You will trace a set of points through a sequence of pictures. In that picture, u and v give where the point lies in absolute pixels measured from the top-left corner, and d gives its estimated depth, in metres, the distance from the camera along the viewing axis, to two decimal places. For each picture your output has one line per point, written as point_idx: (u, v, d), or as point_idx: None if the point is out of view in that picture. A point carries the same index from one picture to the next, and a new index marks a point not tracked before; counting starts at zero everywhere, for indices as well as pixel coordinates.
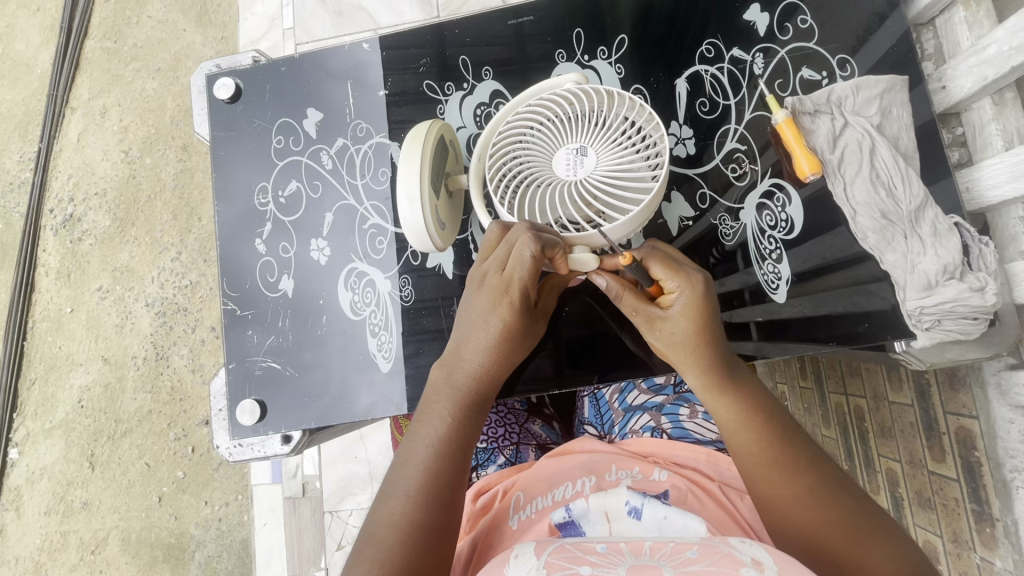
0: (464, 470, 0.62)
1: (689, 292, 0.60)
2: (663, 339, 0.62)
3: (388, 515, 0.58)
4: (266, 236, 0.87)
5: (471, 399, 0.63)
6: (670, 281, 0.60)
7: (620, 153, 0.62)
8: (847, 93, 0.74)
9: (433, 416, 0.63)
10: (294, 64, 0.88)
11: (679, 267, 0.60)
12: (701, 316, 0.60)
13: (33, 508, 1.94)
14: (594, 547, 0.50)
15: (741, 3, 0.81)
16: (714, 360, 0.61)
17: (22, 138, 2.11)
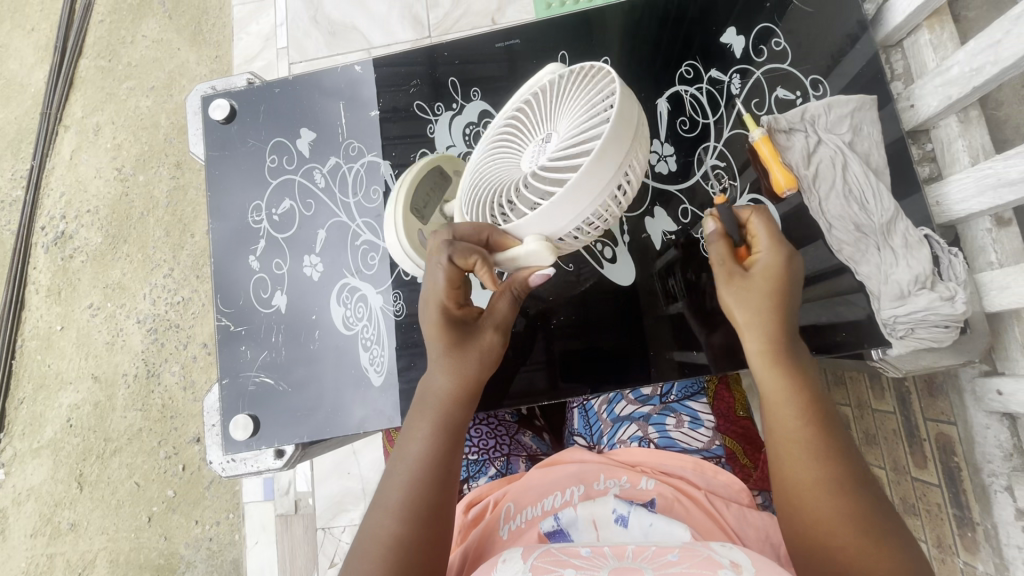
0: (450, 485, 0.63)
1: (777, 257, 0.62)
2: (734, 293, 0.64)
3: (377, 535, 0.59)
4: (260, 252, 0.88)
5: (448, 420, 0.65)
6: (764, 239, 0.63)
7: (575, 128, 0.55)
8: (820, 111, 0.78)
9: (413, 437, 0.65)
10: (288, 85, 0.91)
11: (781, 238, 0.63)
12: (778, 281, 0.62)
13: (19, 530, 1.91)
14: (578, 551, 0.54)
15: (718, 27, 0.85)
16: (779, 330, 0.62)
17: (15, 156, 2.12)
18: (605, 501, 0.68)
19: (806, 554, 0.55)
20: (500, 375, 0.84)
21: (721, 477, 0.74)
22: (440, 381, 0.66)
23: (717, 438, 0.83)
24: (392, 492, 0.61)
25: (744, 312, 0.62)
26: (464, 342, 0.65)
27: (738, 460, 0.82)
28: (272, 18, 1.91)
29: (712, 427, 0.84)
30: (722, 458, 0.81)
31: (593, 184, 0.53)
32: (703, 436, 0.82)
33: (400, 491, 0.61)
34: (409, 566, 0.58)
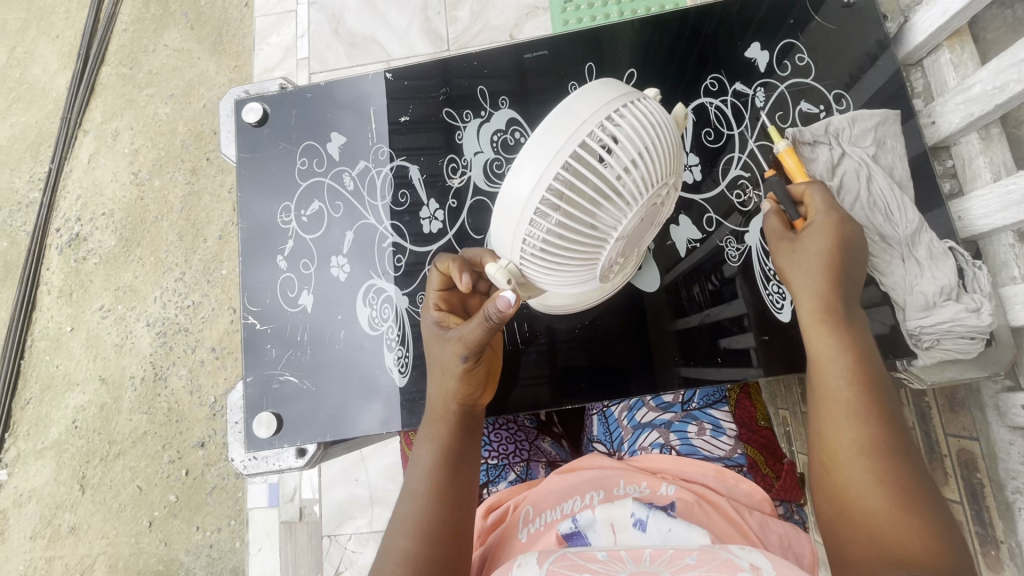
0: (463, 482, 0.65)
1: (831, 222, 0.66)
2: (792, 255, 0.67)
3: (395, 548, 0.60)
4: (287, 253, 0.89)
5: (461, 423, 0.67)
6: (818, 206, 0.67)
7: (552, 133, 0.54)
8: (844, 125, 0.79)
9: (424, 444, 0.66)
10: (319, 90, 0.93)
11: (838, 209, 0.66)
12: (833, 248, 0.65)
13: (19, 532, 1.90)
14: (595, 555, 0.54)
15: (743, 41, 0.87)
16: (834, 293, 0.64)
17: (34, 158, 2.15)
18: (623, 505, 0.67)
19: (838, 509, 0.58)
20: (505, 389, 0.85)
21: (743, 485, 0.74)
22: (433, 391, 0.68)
23: (738, 447, 0.83)
24: (404, 509, 0.63)
25: (798, 271, 0.66)
26: (439, 352, 0.67)
27: (759, 469, 0.82)
28: (292, 30, 1.95)
29: (734, 436, 0.84)
30: (743, 467, 0.81)
31: (532, 165, 0.51)
32: (725, 444, 0.82)
33: (412, 506, 0.63)
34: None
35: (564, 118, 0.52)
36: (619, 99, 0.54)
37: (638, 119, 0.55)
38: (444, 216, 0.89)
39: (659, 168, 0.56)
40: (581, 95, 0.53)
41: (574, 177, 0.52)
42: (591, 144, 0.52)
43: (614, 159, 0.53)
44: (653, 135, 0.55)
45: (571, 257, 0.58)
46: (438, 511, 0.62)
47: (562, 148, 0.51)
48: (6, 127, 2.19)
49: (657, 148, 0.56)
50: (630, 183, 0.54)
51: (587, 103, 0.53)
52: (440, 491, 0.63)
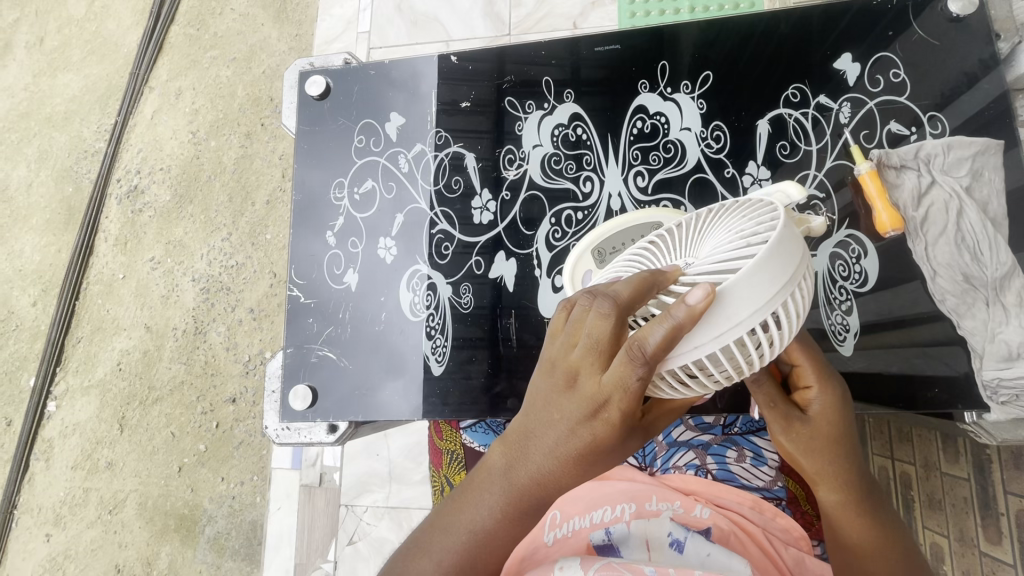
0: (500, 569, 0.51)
1: (830, 390, 0.52)
2: (797, 445, 0.52)
3: None
4: (337, 229, 0.90)
5: (532, 507, 0.49)
6: (813, 377, 0.52)
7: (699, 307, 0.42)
8: (937, 151, 0.74)
9: (478, 508, 0.49)
10: (383, 69, 0.92)
11: (828, 369, 0.52)
12: (838, 424, 0.52)
13: (61, 461, 2.02)
14: (642, 569, 0.58)
15: (833, 51, 0.81)
16: (851, 479, 0.53)
17: (102, 110, 2.24)
18: (661, 523, 0.69)
19: None
20: None
21: (779, 520, 0.73)
22: (538, 460, 0.47)
23: (779, 479, 0.80)
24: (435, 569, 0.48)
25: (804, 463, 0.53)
26: (560, 418, 0.46)
27: (798, 506, 0.78)
28: (356, 3, 1.95)
29: (775, 467, 0.80)
30: (782, 501, 0.79)
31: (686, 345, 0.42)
32: (764, 475, 0.80)
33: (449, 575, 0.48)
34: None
35: (733, 301, 0.40)
36: (797, 270, 0.42)
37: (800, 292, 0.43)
38: (496, 208, 0.87)
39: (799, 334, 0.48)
40: (768, 265, 0.40)
41: (723, 361, 0.43)
42: (758, 334, 0.42)
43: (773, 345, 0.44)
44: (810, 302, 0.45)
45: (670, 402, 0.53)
46: None
47: (724, 340, 0.41)
48: (80, 78, 2.28)
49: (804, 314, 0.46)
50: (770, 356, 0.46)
51: (772, 281, 0.40)
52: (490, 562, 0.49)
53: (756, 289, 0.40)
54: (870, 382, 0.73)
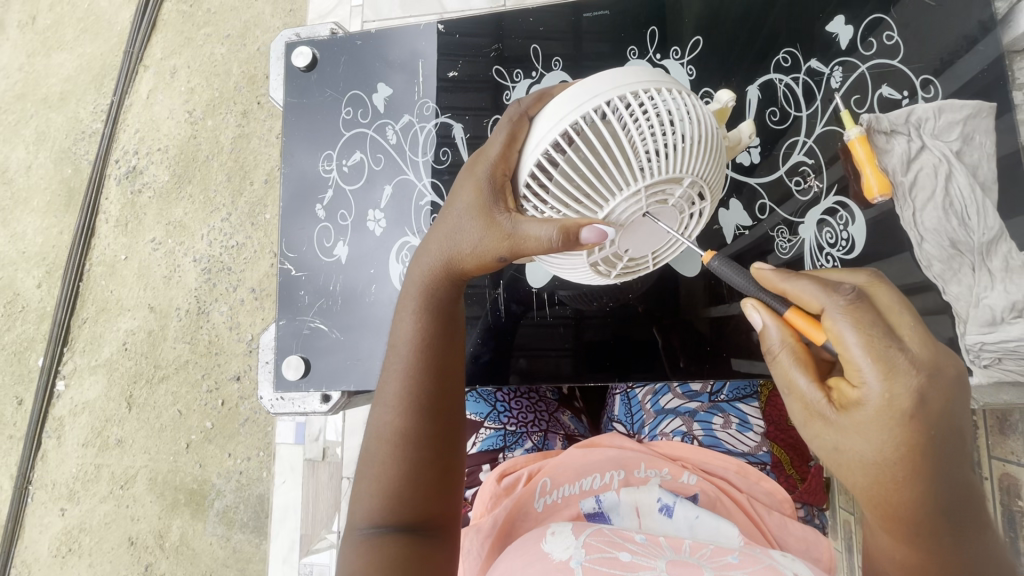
0: (432, 371, 0.62)
1: (880, 396, 0.45)
2: (825, 444, 0.50)
3: (382, 428, 0.60)
4: (327, 202, 0.89)
5: (438, 295, 0.63)
6: (864, 372, 0.45)
7: (575, 94, 0.55)
8: (928, 115, 0.74)
9: (403, 320, 0.63)
10: (370, 39, 0.91)
11: (891, 359, 0.45)
12: (887, 433, 0.46)
13: (72, 439, 2.06)
14: (632, 536, 0.60)
15: (826, 14, 0.81)
16: (909, 482, 0.48)
17: (97, 90, 2.23)
18: (650, 490, 0.69)
19: None
20: (527, 354, 0.85)
21: (764, 484, 0.73)
22: (429, 244, 0.62)
23: (764, 444, 0.82)
24: (392, 388, 0.61)
25: (835, 458, 0.50)
26: (450, 202, 0.60)
27: (784, 469, 0.81)
28: None
29: (760, 434, 0.83)
30: (767, 465, 0.81)
31: (551, 117, 0.55)
32: (750, 440, 0.82)
33: (401, 383, 0.61)
34: (416, 463, 0.59)
35: (595, 83, 0.55)
36: (660, 84, 0.54)
37: (673, 109, 0.54)
38: None
39: (685, 163, 0.53)
40: (630, 71, 0.55)
41: (583, 136, 0.54)
42: (608, 112, 0.53)
43: (631, 133, 0.52)
44: (693, 127, 0.54)
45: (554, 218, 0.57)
46: (418, 380, 0.61)
47: (574, 112, 0.54)
48: (73, 57, 2.26)
49: (689, 142, 0.54)
50: (643, 161, 0.52)
51: (624, 77, 0.54)
52: (429, 359, 0.62)
53: (626, 84, 0.54)
54: None
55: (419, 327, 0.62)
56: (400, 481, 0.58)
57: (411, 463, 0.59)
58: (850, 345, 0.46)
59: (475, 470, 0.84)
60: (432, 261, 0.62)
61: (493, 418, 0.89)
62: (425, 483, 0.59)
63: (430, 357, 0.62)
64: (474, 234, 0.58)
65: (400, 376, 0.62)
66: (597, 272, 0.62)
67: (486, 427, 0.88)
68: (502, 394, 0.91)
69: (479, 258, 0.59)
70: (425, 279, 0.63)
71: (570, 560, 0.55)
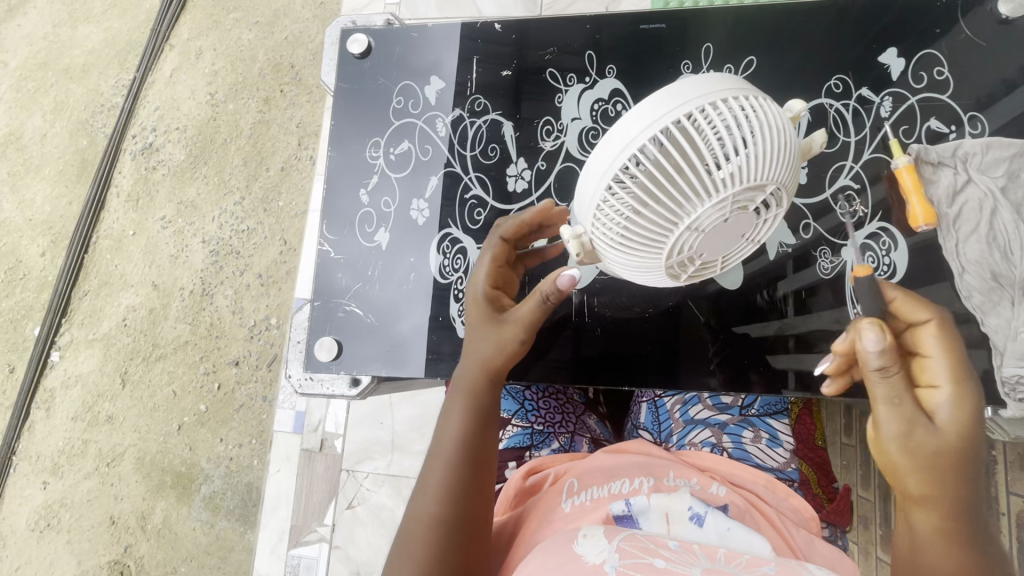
0: (475, 463, 0.64)
1: (956, 395, 0.55)
2: (910, 446, 0.54)
3: (421, 513, 0.61)
4: (371, 187, 0.90)
5: (481, 394, 0.67)
6: (946, 373, 0.55)
7: (662, 101, 0.53)
8: (976, 150, 0.76)
9: (449, 416, 0.66)
10: (426, 32, 0.92)
11: (962, 370, 0.56)
12: (962, 428, 0.54)
13: (62, 412, 2.04)
14: (666, 542, 0.60)
15: (879, 45, 0.82)
16: (956, 507, 0.54)
17: (121, 65, 2.23)
18: (680, 498, 0.69)
19: None
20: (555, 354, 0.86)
21: (791, 500, 0.74)
22: (467, 352, 0.69)
23: (792, 461, 0.84)
24: (435, 472, 0.63)
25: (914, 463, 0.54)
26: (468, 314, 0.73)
27: (811, 488, 0.83)
28: None
29: (790, 450, 0.85)
30: (794, 482, 0.81)
31: (638, 120, 0.53)
32: (779, 456, 0.84)
33: (443, 472, 0.63)
34: (449, 545, 0.60)
35: (680, 89, 0.53)
36: (745, 91, 0.54)
37: (756, 116, 0.54)
38: (531, 177, 0.88)
39: (772, 171, 0.53)
40: (713, 80, 0.54)
41: (672, 142, 0.53)
42: (699, 118, 0.52)
43: (722, 140, 0.52)
44: (775, 135, 0.54)
45: (637, 223, 0.56)
46: (458, 466, 0.63)
47: (663, 118, 0.52)
48: (100, 31, 2.27)
49: (773, 149, 0.53)
50: (734, 171, 0.51)
51: (709, 84, 0.54)
52: (472, 450, 0.64)
53: (713, 93, 0.53)
54: None
55: (462, 423, 0.65)
56: (434, 565, 0.58)
57: (446, 546, 0.59)
58: (932, 351, 0.56)
59: (501, 466, 0.85)
60: (461, 365, 0.69)
61: (521, 416, 0.90)
62: (457, 566, 0.59)
63: (472, 447, 0.64)
64: (489, 336, 0.68)
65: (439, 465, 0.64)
66: (670, 275, 0.62)
67: (514, 425, 0.90)
68: (531, 392, 0.92)
69: (501, 350, 0.67)
70: (468, 379, 0.67)
71: (604, 564, 0.55)
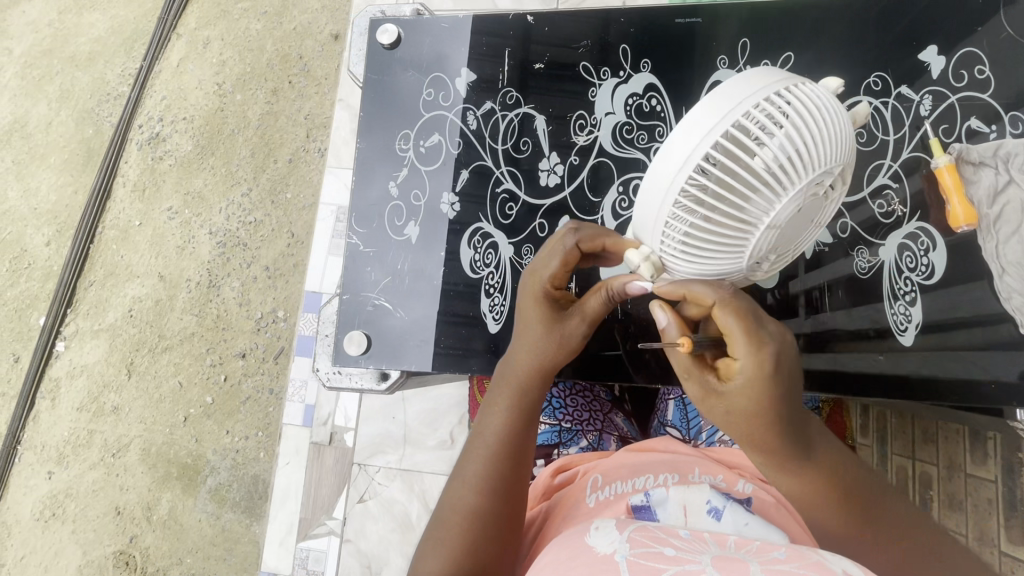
0: (515, 463, 0.63)
1: (757, 363, 0.49)
2: (720, 418, 0.53)
3: (457, 505, 0.61)
4: (401, 180, 0.91)
5: (528, 398, 0.66)
6: (739, 346, 0.49)
7: (713, 106, 0.52)
8: (1019, 149, 0.74)
9: (493, 412, 0.65)
10: (457, 23, 0.92)
11: (756, 333, 0.49)
12: (768, 397, 0.50)
13: (67, 402, 2.03)
14: (677, 532, 0.57)
15: (920, 42, 0.81)
16: (796, 451, 0.53)
17: (127, 54, 2.21)
18: (699, 492, 0.67)
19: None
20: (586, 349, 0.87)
21: None
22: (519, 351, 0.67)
23: None
24: (474, 469, 0.62)
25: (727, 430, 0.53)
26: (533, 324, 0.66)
27: None
28: None
29: None
30: None
31: (693, 127, 0.52)
32: None
33: (484, 469, 0.62)
34: (485, 543, 0.59)
35: (727, 90, 0.52)
36: (790, 81, 0.54)
37: (808, 102, 0.53)
38: (563, 172, 0.87)
39: (837, 154, 0.53)
40: (755, 76, 0.54)
41: (734, 144, 0.52)
42: (755, 116, 0.52)
43: (785, 134, 0.51)
44: (830, 117, 0.54)
45: (710, 230, 0.55)
46: (499, 467, 0.62)
47: (721, 125, 0.51)
48: (106, 19, 2.24)
49: (832, 131, 0.53)
50: (804, 161, 0.51)
51: (753, 80, 0.53)
52: (512, 452, 0.63)
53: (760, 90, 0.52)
54: (934, 375, 0.77)
55: (507, 421, 0.64)
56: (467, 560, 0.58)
57: (483, 545, 0.59)
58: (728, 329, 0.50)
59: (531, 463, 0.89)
60: (511, 366, 0.67)
61: (550, 413, 0.91)
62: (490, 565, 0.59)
63: (513, 450, 0.63)
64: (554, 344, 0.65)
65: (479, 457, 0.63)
66: (749, 276, 0.61)
67: (543, 422, 0.91)
68: (559, 390, 0.92)
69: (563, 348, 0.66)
70: (514, 380, 0.66)
71: (613, 553, 0.52)
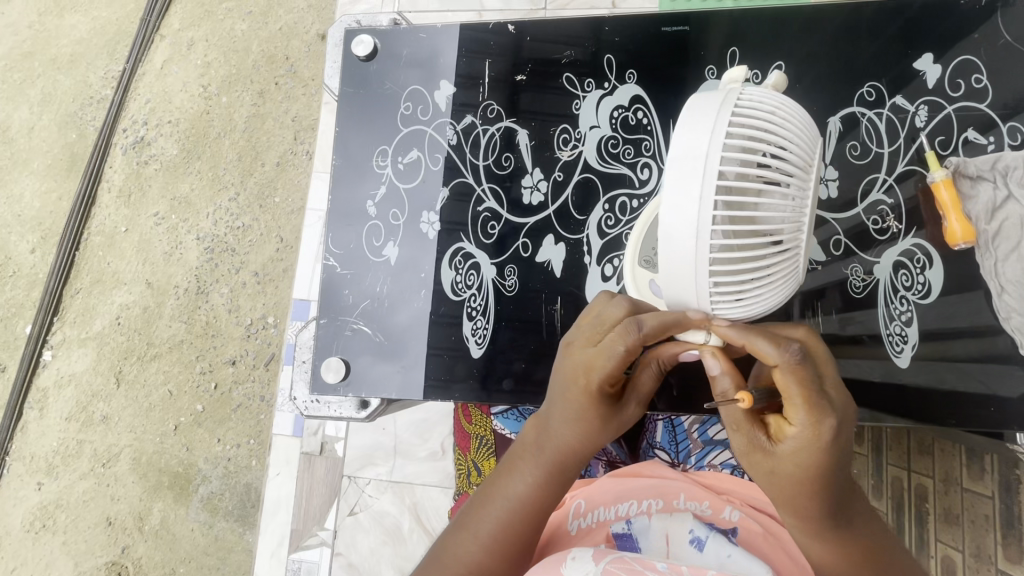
0: (531, 530, 0.60)
1: (815, 432, 0.47)
2: (759, 469, 0.51)
3: (459, 558, 0.58)
4: (379, 198, 0.88)
5: (561, 472, 0.60)
6: (799, 415, 0.47)
7: (688, 166, 0.48)
8: (1017, 163, 0.72)
9: (515, 474, 0.61)
10: (435, 33, 0.89)
11: (819, 403, 0.46)
12: (816, 467, 0.48)
13: (56, 411, 2.00)
14: (654, 563, 0.53)
15: (913, 51, 0.79)
16: (833, 514, 0.51)
17: (109, 56, 2.16)
18: (682, 521, 0.65)
19: None
20: None
21: None
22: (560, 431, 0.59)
23: None
24: (486, 523, 0.59)
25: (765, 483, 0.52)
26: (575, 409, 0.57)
27: None
28: None
29: None
30: None
31: (682, 194, 0.48)
32: None
33: (494, 526, 0.59)
34: None
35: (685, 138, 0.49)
36: (731, 92, 0.52)
37: (759, 108, 0.52)
38: (547, 188, 0.84)
39: (804, 143, 0.53)
40: (697, 107, 0.51)
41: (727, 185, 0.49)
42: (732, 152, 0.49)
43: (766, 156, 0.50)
44: (780, 110, 0.53)
45: (743, 274, 0.52)
46: (515, 531, 0.59)
47: (709, 171, 0.48)
48: (87, 20, 2.19)
49: (791, 123, 0.53)
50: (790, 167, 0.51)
51: (702, 115, 0.50)
52: (535, 516, 0.60)
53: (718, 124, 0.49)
54: (933, 396, 0.74)
55: (533, 488, 0.59)
56: None
57: None
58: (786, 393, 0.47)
59: None
60: (548, 444, 0.60)
61: None
62: None
63: (534, 520, 0.59)
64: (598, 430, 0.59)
65: (494, 511, 0.60)
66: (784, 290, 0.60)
67: None
68: None
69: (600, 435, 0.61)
70: (548, 453, 0.60)
71: None
